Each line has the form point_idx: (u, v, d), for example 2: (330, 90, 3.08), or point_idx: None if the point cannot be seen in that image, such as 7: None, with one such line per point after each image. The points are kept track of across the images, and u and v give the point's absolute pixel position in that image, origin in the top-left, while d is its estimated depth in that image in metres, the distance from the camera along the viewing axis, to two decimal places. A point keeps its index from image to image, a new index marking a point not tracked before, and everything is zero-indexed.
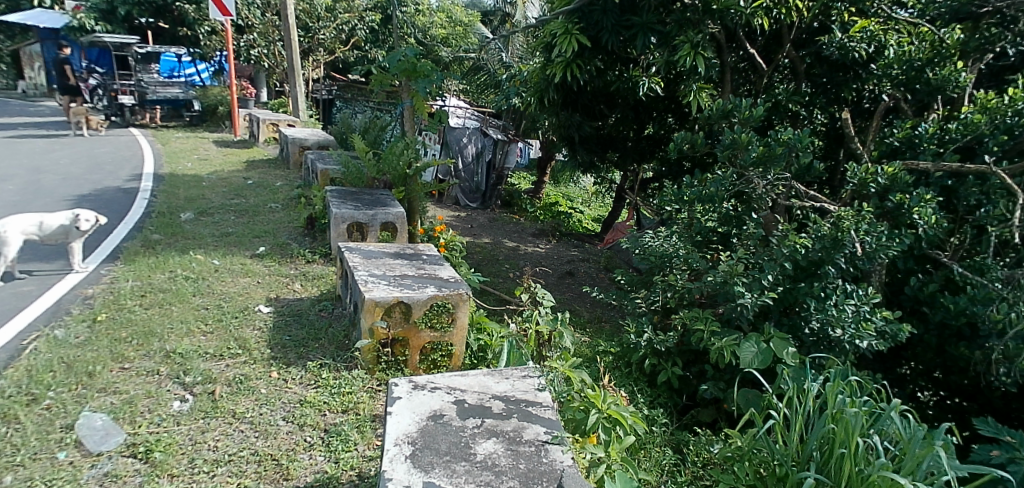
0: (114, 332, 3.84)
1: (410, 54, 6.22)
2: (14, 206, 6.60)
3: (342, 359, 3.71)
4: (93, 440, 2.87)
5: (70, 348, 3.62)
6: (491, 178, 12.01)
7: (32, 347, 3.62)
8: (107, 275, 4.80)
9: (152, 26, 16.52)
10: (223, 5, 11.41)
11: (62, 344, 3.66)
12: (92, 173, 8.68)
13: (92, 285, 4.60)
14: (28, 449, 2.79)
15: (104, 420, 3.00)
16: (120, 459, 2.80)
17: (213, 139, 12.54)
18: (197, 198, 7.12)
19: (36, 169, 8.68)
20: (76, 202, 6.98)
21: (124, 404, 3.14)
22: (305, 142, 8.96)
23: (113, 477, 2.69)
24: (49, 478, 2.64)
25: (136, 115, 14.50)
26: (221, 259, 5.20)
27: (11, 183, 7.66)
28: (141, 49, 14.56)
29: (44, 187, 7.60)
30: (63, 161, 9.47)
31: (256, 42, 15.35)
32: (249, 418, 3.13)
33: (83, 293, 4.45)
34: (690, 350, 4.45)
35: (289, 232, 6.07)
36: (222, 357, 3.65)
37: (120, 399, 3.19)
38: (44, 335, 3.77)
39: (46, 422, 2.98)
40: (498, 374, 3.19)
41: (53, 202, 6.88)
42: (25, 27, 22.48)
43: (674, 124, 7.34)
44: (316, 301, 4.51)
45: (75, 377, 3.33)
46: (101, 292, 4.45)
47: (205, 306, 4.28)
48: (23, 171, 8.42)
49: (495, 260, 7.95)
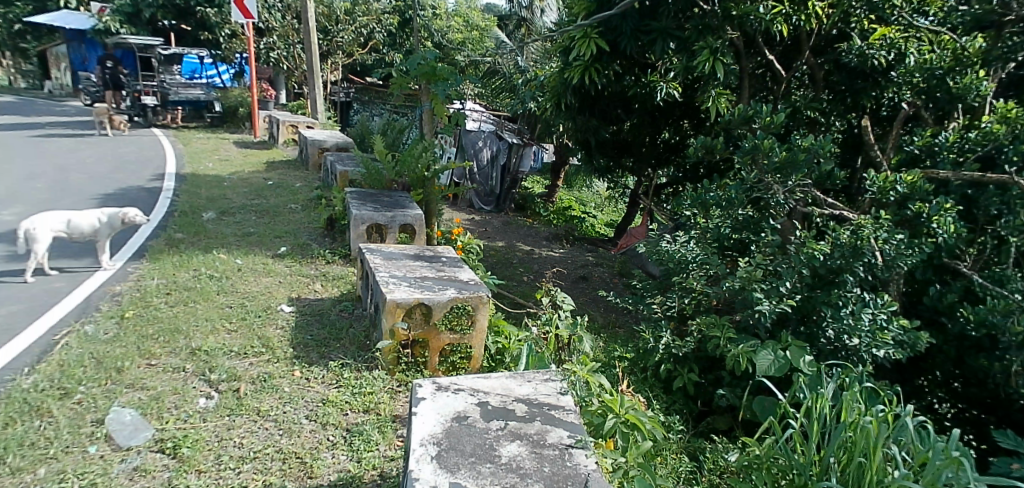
0: (141, 329, 3.89)
1: (429, 57, 6.26)
2: (42, 203, 6.71)
3: (363, 360, 3.75)
4: (123, 435, 2.91)
5: (100, 344, 3.67)
6: (506, 182, 12.05)
7: (63, 343, 3.68)
8: (133, 273, 4.86)
9: (175, 28, 16.73)
10: (245, 8, 11.45)
11: (92, 340, 3.72)
12: (117, 172, 8.78)
13: (119, 282, 4.67)
14: (61, 442, 2.84)
15: (133, 416, 3.05)
16: (148, 454, 2.83)
17: (234, 139, 12.66)
18: (219, 198, 7.19)
19: (62, 168, 8.78)
20: (102, 200, 7.08)
21: (151, 400, 3.19)
22: (324, 143, 9.01)
23: (142, 472, 2.72)
24: (81, 471, 2.68)
25: (159, 116, 14.70)
26: (244, 258, 5.25)
27: (40, 182, 7.77)
28: (164, 50, 14.73)
29: (70, 185, 7.72)
30: (89, 160, 9.58)
31: (276, 44, 15.49)
32: (274, 416, 3.17)
33: (111, 290, 4.51)
34: (706, 356, 4.46)
35: (310, 233, 6.11)
36: (246, 355, 3.70)
37: (148, 394, 3.23)
38: (75, 331, 3.83)
39: (78, 416, 3.03)
40: (520, 376, 3.20)
41: (80, 200, 6.98)
42: (53, 29, 22.96)
43: (689, 130, 7.39)
44: (336, 302, 4.55)
45: (105, 373, 3.38)
46: (128, 289, 4.51)
47: (229, 304, 4.33)
48: (49, 170, 8.52)
49: (509, 263, 7.99)
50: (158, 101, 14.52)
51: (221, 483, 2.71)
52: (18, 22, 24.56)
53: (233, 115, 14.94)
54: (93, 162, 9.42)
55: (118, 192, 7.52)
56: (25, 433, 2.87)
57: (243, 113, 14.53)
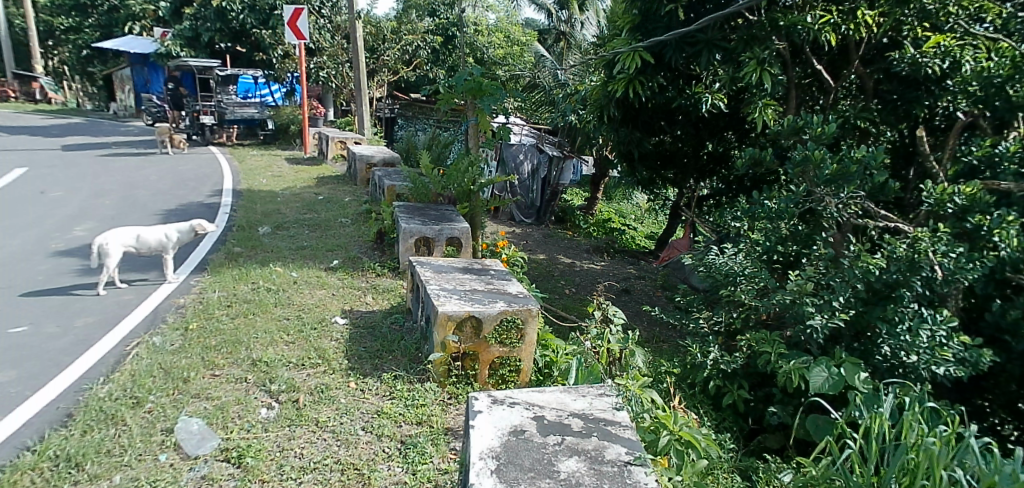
0: (205, 340, 4.02)
1: (475, 73, 6.35)
2: (110, 220, 7.03)
3: (414, 372, 3.80)
4: (191, 444, 3.01)
5: (167, 354, 3.82)
6: (547, 193, 12.06)
7: (134, 353, 3.86)
8: (196, 285, 5.04)
9: (231, 50, 17.27)
10: (297, 29, 11.77)
11: (160, 350, 3.87)
12: (178, 188, 9.12)
13: (183, 295, 4.84)
14: (134, 450, 2.95)
15: (200, 425, 3.16)
16: (214, 463, 2.92)
17: (284, 155, 13.03)
18: (273, 213, 7.39)
19: (127, 185, 9.18)
20: (165, 216, 7.38)
21: (216, 409, 3.29)
22: (372, 158, 9.18)
23: (209, 480, 2.81)
24: (153, 479, 2.79)
25: (215, 134, 15.05)
26: (299, 271, 5.38)
27: (109, 199, 8.14)
28: (222, 71, 15.02)
29: (135, 202, 8.07)
30: (151, 177, 9.98)
31: (325, 64, 15.81)
32: (331, 427, 3.23)
33: (176, 302, 4.69)
34: (756, 372, 4.37)
35: (360, 246, 6.22)
36: (304, 366, 3.78)
37: (213, 404, 3.34)
38: (144, 342, 4.00)
39: (149, 425, 3.14)
40: (574, 391, 3.20)
41: (145, 216, 7.28)
42: (118, 53, 24.12)
43: (734, 141, 7.18)
44: (387, 314, 4.61)
45: (172, 382, 3.51)
46: (191, 301, 4.68)
47: (286, 316, 4.44)
48: (116, 188, 8.93)
49: (550, 276, 7.98)
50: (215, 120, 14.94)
51: None
52: (87, 49, 25.92)
53: (284, 132, 15.35)
54: (155, 179, 9.82)
55: (179, 207, 7.82)
56: (102, 441, 3.00)
57: (293, 131, 14.93)
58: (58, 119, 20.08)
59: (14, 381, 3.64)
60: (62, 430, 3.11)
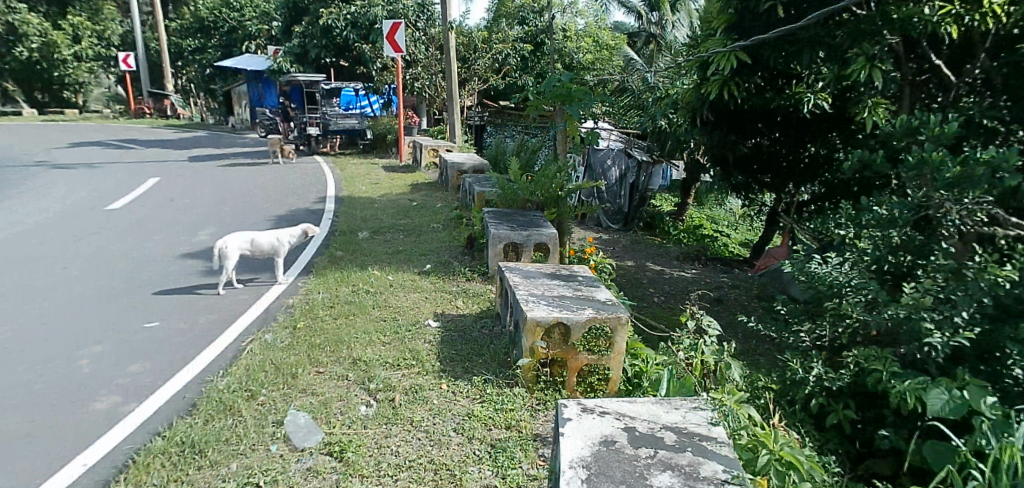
0: (310, 338, 4.24)
1: (563, 78, 6.31)
2: (227, 227, 7.57)
3: (504, 376, 3.81)
4: (298, 436, 3.19)
5: (277, 351, 4.07)
6: (635, 200, 11.86)
7: (247, 349, 4.16)
8: (302, 287, 5.33)
9: (335, 64, 18.07)
10: (394, 42, 12.17)
11: (270, 347, 4.14)
12: (286, 195, 9.67)
13: (290, 296, 5.12)
14: (249, 439, 3.17)
15: (306, 419, 3.33)
16: (319, 456, 3.06)
17: (380, 163, 13.53)
18: (370, 219, 7.68)
19: (241, 193, 9.84)
20: (274, 221, 7.84)
21: (320, 405, 3.45)
22: (463, 166, 9.36)
23: (314, 472, 2.94)
24: (264, 468, 2.97)
25: (319, 144, 16.06)
26: (394, 274, 5.56)
27: (226, 206, 8.77)
28: (326, 84, 15.62)
29: (249, 208, 8.64)
30: (262, 185, 10.65)
31: (420, 75, 16.28)
32: (424, 426, 3.30)
33: (286, 302, 4.99)
34: (864, 391, 4.10)
35: (451, 251, 6.34)
36: (399, 366, 3.90)
37: (318, 399, 3.51)
38: (257, 339, 4.30)
39: (262, 416, 3.36)
40: (667, 403, 3.10)
41: (256, 222, 7.76)
42: (233, 70, 25.93)
43: (840, 143, 6.58)
44: (477, 318, 4.66)
45: (282, 377, 3.74)
46: (299, 301, 4.96)
47: (382, 318, 4.59)
48: (232, 195, 9.60)
49: (639, 284, 7.84)
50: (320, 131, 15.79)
51: None
52: (208, 67, 28.07)
53: (381, 141, 15.96)
54: (266, 187, 10.46)
55: (287, 213, 8.29)
56: (222, 430, 3.23)
57: (390, 140, 15.47)
58: (184, 133, 21.88)
59: (145, 373, 4.01)
60: (187, 418, 3.39)
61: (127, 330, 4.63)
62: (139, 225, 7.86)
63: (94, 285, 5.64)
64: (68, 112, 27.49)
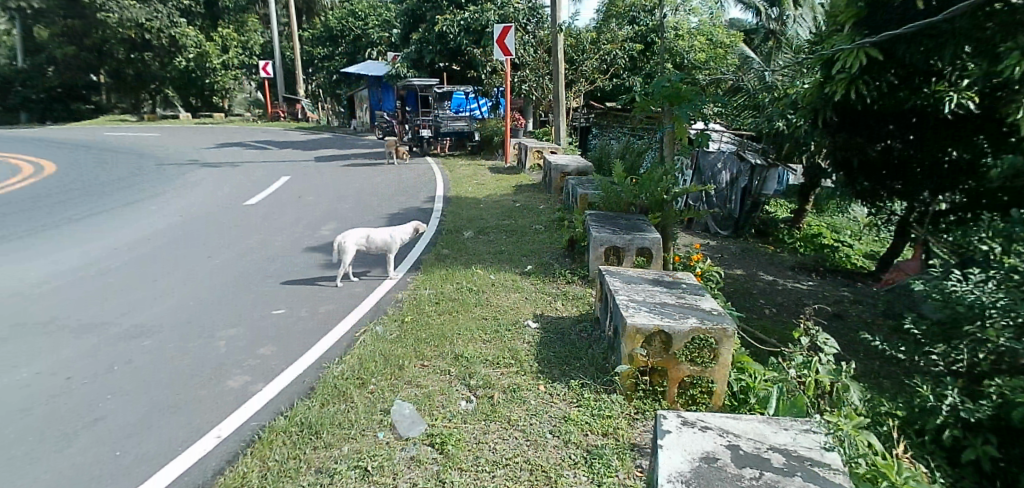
0: (417, 332, 4.40)
1: (674, 79, 6.13)
2: (344, 224, 7.97)
3: (601, 382, 3.72)
4: (403, 425, 3.31)
5: (386, 343, 4.26)
6: (746, 205, 11.30)
7: (361, 339, 4.38)
8: (411, 283, 5.53)
9: (448, 69, 18.60)
10: (505, 45, 12.33)
11: (381, 338, 4.34)
12: (398, 194, 10.05)
13: (399, 292, 5.33)
14: (360, 425, 3.34)
15: (411, 409, 3.46)
16: (421, 446, 3.16)
17: (487, 165, 13.75)
18: (475, 219, 7.80)
19: (358, 192, 10.35)
20: (386, 218, 8.17)
21: (425, 397, 3.57)
22: (566, 168, 9.27)
23: (417, 462, 3.04)
24: (372, 453, 3.11)
25: (431, 145, 16.70)
26: (496, 274, 5.60)
27: (345, 203, 9.25)
28: (439, 88, 16.16)
29: (365, 206, 9.06)
30: (377, 184, 11.14)
31: (527, 77, 16.22)
32: (521, 426, 3.29)
33: (396, 297, 5.20)
34: (1008, 427, 3.60)
35: (552, 253, 6.30)
36: (499, 364, 3.93)
37: (422, 391, 3.63)
38: (369, 330, 4.52)
39: (371, 404, 3.54)
40: (774, 422, 2.89)
41: (370, 219, 8.12)
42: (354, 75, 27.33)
43: (988, 148, 5.89)
44: (576, 321, 4.59)
45: (391, 368, 3.91)
46: (407, 296, 5.16)
47: (484, 316, 4.64)
48: (350, 194, 10.12)
49: (749, 294, 7.45)
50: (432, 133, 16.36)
51: (477, 484, 2.88)
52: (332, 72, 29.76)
53: (487, 143, 16.06)
54: (380, 186, 10.92)
55: (399, 211, 8.61)
56: (335, 414, 3.44)
57: (495, 142, 15.63)
58: (310, 135, 23.40)
59: (273, 356, 4.31)
60: (305, 400, 3.64)
61: (257, 315, 5.00)
62: (267, 219, 8.46)
63: (227, 273, 6.13)
64: (217, 115, 30.16)
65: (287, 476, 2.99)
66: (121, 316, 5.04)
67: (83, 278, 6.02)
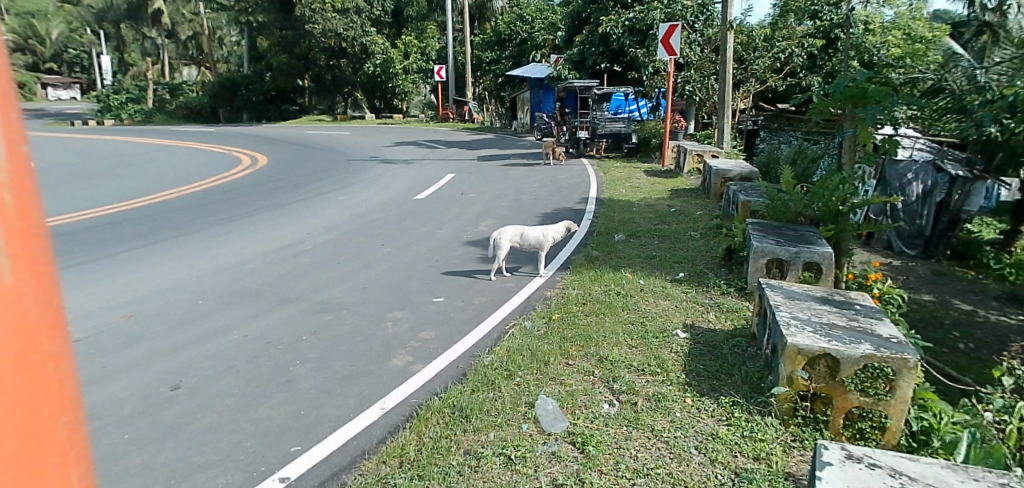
0: (563, 331, 4.38)
1: (860, 78, 5.53)
2: (500, 221, 8.17)
3: (755, 402, 3.44)
4: (546, 420, 3.32)
5: (533, 339, 4.30)
6: (940, 223, 9.88)
7: (509, 333, 4.46)
8: (560, 282, 5.53)
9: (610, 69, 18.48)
10: (669, 44, 11.95)
11: (529, 334, 4.39)
12: (553, 194, 10.13)
13: (548, 290, 5.36)
14: (505, 415, 3.39)
15: (554, 406, 3.46)
16: (562, 443, 3.13)
17: (644, 168, 13.43)
18: (629, 222, 7.64)
19: (515, 191, 10.58)
20: (541, 217, 8.25)
21: (568, 395, 3.56)
22: (728, 173, 8.83)
23: (557, 457, 3.01)
24: (516, 443, 3.13)
25: (588, 147, 16.44)
26: (646, 279, 5.42)
27: (502, 202, 9.49)
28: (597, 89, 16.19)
29: (521, 204, 9.23)
30: (533, 184, 11.31)
31: (691, 77, 15.69)
32: (666, 437, 3.14)
33: (545, 294, 5.24)
34: None
35: (708, 262, 5.97)
36: (644, 372, 3.79)
37: (565, 390, 3.62)
38: (518, 325, 4.60)
39: (516, 396, 3.58)
40: (962, 471, 2.48)
41: (525, 217, 8.25)
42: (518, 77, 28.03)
43: None
44: (729, 336, 4.29)
45: (536, 363, 3.94)
46: (555, 295, 5.17)
47: (631, 321, 4.51)
48: (507, 192, 10.38)
49: (938, 323, 6.58)
50: (589, 134, 16.32)
51: None
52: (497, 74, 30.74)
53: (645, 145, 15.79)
54: (536, 186, 11.08)
55: (553, 211, 8.66)
56: (484, 401, 3.52)
57: (654, 144, 15.31)
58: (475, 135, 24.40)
59: (431, 340, 4.51)
60: (458, 384, 3.77)
61: (418, 302, 5.26)
62: (430, 213, 8.90)
63: (393, 260, 6.52)
64: (394, 117, 32.40)
65: (439, 452, 3.08)
66: (306, 293, 5.53)
67: (276, 257, 6.71)
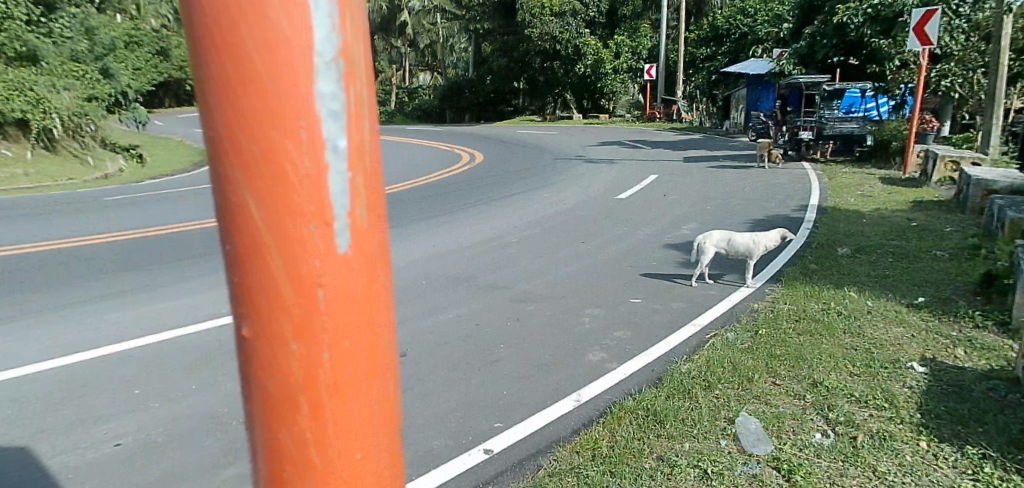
0: (772, 348, 4.04)
1: None
2: (707, 225, 7.79)
3: (1013, 459, 2.83)
4: (748, 439, 3.07)
5: (737, 352, 4.01)
6: None
7: (710, 343, 4.22)
8: (770, 294, 5.12)
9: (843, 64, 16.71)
10: (924, 34, 10.50)
11: (731, 346, 4.11)
12: (768, 200, 9.42)
13: (755, 301, 4.99)
14: (702, 427, 3.20)
15: (757, 426, 3.19)
16: (766, 467, 2.86)
17: (879, 175, 11.95)
18: (856, 234, 6.84)
19: (725, 194, 10.03)
20: (752, 223, 7.71)
21: (774, 416, 3.26)
22: (994, 184, 7.54)
23: (758, 481, 2.76)
24: (713, 458, 2.93)
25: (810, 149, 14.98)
26: (874, 301, 4.80)
27: (710, 205, 9.05)
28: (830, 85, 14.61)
29: (731, 209, 8.72)
30: (745, 188, 10.64)
31: (950, 70, 13.57)
32: (891, 481, 2.73)
33: (751, 306, 4.88)
34: None
35: (957, 287, 5.11)
36: (867, 404, 3.35)
37: (771, 410, 3.32)
38: (719, 335, 4.33)
39: (715, 409, 3.36)
40: None
41: (734, 223, 7.76)
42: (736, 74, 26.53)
43: None
44: (982, 377, 3.59)
45: (738, 378, 3.67)
46: (764, 308, 4.79)
47: (854, 346, 4.02)
48: (716, 196, 9.87)
49: None
50: (813, 135, 14.80)
51: None
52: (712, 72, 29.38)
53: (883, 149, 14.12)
54: (749, 190, 10.40)
55: (767, 217, 8.04)
56: (679, 409, 3.36)
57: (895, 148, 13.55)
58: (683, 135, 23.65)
59: (627, 340, 4.42)
60: (653, 388, 3.64)
61: (616, 301, 5.20)
62: (634, 213, 8.77)
63: (594, 258, 6.52)
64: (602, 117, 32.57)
65: (631, 454, 2.99)
66: (509, 283, 5.74)
67: (485, 247, 7.07)
